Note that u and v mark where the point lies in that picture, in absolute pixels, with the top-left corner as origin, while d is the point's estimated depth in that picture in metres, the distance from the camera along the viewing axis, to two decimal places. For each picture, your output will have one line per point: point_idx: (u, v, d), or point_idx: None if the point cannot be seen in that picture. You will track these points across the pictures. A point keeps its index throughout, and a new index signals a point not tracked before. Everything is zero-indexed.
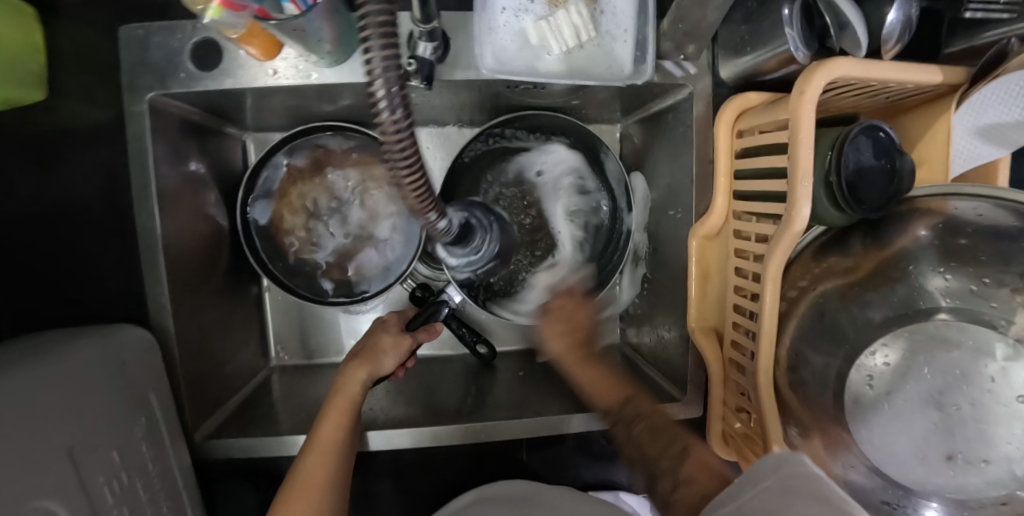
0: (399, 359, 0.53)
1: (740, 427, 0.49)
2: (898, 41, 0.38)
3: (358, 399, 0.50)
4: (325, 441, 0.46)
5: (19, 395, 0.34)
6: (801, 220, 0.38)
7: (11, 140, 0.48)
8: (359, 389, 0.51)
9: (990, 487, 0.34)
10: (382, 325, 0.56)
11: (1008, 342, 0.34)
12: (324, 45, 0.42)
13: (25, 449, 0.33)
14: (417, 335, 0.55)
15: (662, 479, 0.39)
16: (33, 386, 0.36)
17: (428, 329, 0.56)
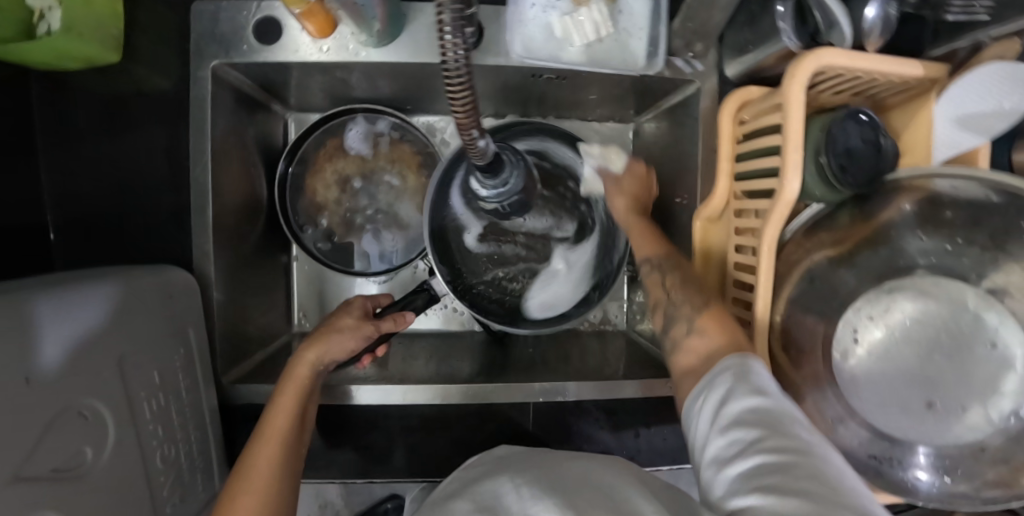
0: (354, 347, 0.50)
1: None
2: (879, 37, 0.43)
3: (305, 389, 0.47)
4: (274, 427, 0.43)
5: (90, 303, 0.38)
6: (791, 191, 0.42)
7: (89, 98, 0.54)
8: (309, 374, 0.48)
9: (965, 430, 0.39)
10: (345, 308, 0.53)
11: (980, 293, 0.39)
12: (375, 24, 0.48)
13: (75, 350, 0.36)
14: (382, 324, 0.52)
15: (677, 325, 0.42)
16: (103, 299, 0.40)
17: (396, 319, 0.53)
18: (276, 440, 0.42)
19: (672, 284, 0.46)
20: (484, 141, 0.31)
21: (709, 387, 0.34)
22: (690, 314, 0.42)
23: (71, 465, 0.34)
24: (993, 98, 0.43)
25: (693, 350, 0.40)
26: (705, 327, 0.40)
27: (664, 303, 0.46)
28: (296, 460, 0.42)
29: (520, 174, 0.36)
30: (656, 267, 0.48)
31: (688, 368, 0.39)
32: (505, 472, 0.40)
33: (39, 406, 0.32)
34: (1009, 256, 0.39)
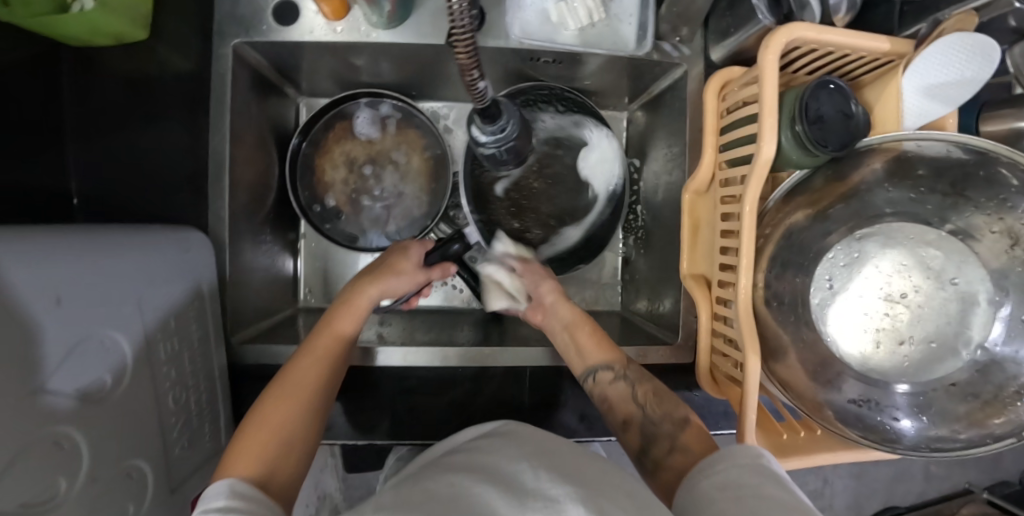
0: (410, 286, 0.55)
1: (726, 370, 0.54)
2: (845, 14, 0.48)
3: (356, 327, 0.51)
4: (322, 350, 0.48)
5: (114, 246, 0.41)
6: (767, 153, 0.45)
7: (115, 73, 0.58)
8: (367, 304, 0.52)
9: (937, 363, 0.43)
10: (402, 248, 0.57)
11: (942, 234, 0.44)
12: (384, 7, 0.52)
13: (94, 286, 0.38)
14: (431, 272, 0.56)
15: (658, 441, 0.46)
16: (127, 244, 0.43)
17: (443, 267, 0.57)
18: (320, 365, 0.47)
19: (646, 400, 0.49)
20: (483, 84, 0.34)
21: (721, 471, 0.37)
22: (673, 432, 0.47)
23: (93, 388, 0.38)
24: (956, 68, 0.47)
25: (677, 465, 0.44)
26: (689, 446, 0.45)
27: (637, 420, 0.49)
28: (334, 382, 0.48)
29: (516, 122, 0.39)
30: (614, 375, 0.51)
31: (671, 486, 0.43)
32: (508, 448, 0.39)
33: (59, 332, 0.36)
34: (969, 202, 0.43)
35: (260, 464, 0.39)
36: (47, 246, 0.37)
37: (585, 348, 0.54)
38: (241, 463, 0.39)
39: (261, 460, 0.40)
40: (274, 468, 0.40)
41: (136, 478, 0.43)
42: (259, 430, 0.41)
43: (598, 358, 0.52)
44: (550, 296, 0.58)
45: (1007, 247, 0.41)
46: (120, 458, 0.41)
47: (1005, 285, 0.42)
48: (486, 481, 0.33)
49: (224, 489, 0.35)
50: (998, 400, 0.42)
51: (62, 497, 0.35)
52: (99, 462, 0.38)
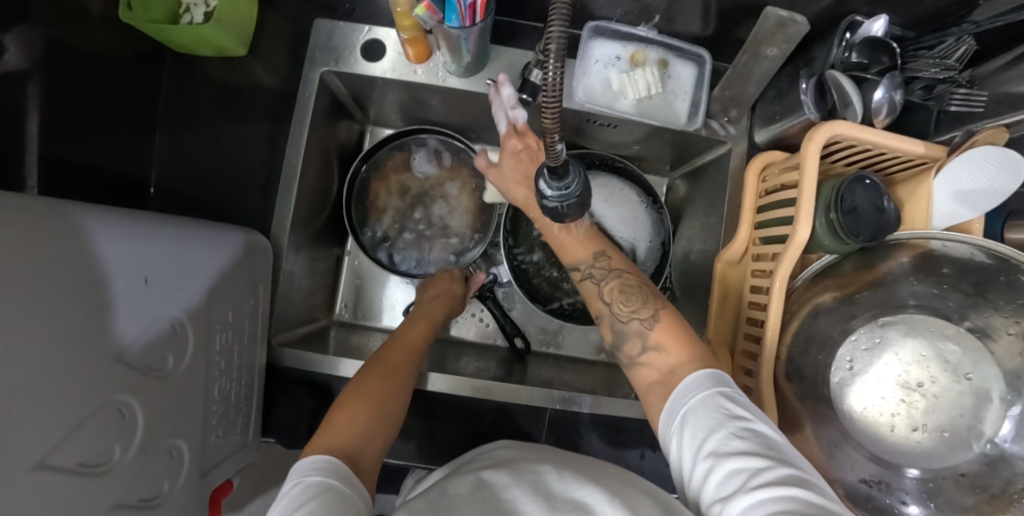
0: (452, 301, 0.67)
1: None
2: (886, 116, 0.51)
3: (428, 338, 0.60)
4: (391, 361, 0.53)
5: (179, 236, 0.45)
6: (800, 236, 0.48)
7: (212, 82, 0.64)
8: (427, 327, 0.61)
9: (950, 453, 0.44)
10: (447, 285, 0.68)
11: (962, 329, 0.46)
12: (466, 57, 0.58)
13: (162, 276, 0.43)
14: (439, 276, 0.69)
15: (630, 345, 0.47)
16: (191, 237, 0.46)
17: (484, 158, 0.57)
18: (389, 371, 0.52)
19: (613, 296, 0.50)
20: (559, 146, 0.38)
21: (682, 417, 0.39)
22: (643, 329, 0.47)
23: (156, 367, 0.42)
24: (983, 178, 0.51)
25: (652, 363, 0.45)
26: (660, 342, 0.45)
27: (608, 316, 0.50)
28: (404, 390, 0.52)
29: (581, 182, 0.43)
30: (586, 272, 0.53)
31: (649, 385, 0.44)
32: (536, 455, 0.41)
33: (136, 311, 0.40)
34: (989, 303, 0.45)
35: (345, 441, 0.43)
36: (151, 228, 0.44)
37: (568, 246, 0.54)
38: (340, 427, 0.44)
39: (348, 441, 0.43)
40: (355, 448, 0.43)
41: (175, 457, 0.46)
42: (343, 414, 0.46)
43: (583, 255, 0.53)
44: (517, 193, 0.56)
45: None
46: (165, 435, 0.44)
47: (1019, 385, 0.43)
48: (520, 483, 0.35)
49: (315, 464, 0.39)
50: (1007, 494, 0.42)
51: (114, 461, 0.38)
52: (147, 436, 0.41)
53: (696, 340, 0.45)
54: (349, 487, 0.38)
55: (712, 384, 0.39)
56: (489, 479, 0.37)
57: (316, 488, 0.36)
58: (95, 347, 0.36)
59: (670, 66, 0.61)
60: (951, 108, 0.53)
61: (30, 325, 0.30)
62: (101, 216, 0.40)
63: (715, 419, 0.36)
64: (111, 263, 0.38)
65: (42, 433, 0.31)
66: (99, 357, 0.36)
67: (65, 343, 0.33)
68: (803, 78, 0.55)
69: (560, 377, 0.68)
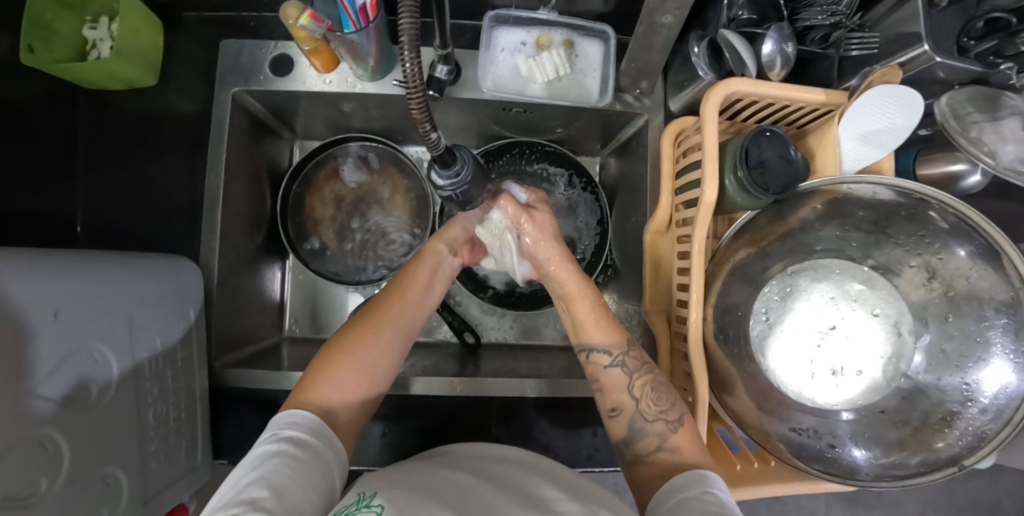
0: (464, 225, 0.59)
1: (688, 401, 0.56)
2: (780, 69, 0.52)
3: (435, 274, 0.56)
4: (387, 308, 0.51)
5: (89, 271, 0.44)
6: (710, 196, 0.48)
7: (129, 115, 0.64)
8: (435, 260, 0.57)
9: (870, 390, 0.46)
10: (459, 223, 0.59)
11: (866, 269, 0.48)
12: (370, 60, 0.58)
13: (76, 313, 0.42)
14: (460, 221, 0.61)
15: (646, 441, 0.46)
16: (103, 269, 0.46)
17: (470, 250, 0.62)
18: (381, 321, 0.50)
19: (643, 391, 0.47)
20: (434, 135, 0.38)
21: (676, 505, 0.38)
22: (666, 430, 0.45)
23: (79, 397, 0.42)
24: (886, 116, 0.51)
25: (661, 463, 0.44)
26: (677, 445, 0.45)
27: (629, 411, 0.47)
28: (398, 343, 0.50)
29: (470, 168, 0.43)
30: (612, 360, 0.49)
31: (651, 480, 0.44)
32: (509, 460, 0.47)
33: (52, 347, 0.40)
34: (889, 238, 0.47)
35: (322, 398, 0.44)
36: (54, 262, 0.42)
37: (588, 325, 0.51)
38: (322, 384, 0.45)
39: (328, 398, 0.44)
40: (333, 404, 0.45)
41: (112, 485, 0.46)
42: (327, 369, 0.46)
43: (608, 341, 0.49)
44: (554, 264, 0.53)
45: (926, 280, 0.46)
46: (98, 463, 0.44)
47: (924, 315, 0.46)
48: (500, 490, 0.40)
49: (289, 418, 0.41)
50: (927, 425, 0.44)
51: (40, 494, 0.38)
52: (76, 467, 0.41)
53: (705, 450, 0.45)
54: (317, 454, 0.39)
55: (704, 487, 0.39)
56: (459, 477, 0.42)
57: (289, 441, 0.39)
58: (14, 381, 0.36)
59: (576, 45, 0.62)
60: (851, 52, 0.53)
61: None
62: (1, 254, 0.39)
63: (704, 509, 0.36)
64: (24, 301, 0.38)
65: None
66: (15, 392, 0.36)
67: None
68: (693, 44, 0.55)
69: (510, 366, 0.69)
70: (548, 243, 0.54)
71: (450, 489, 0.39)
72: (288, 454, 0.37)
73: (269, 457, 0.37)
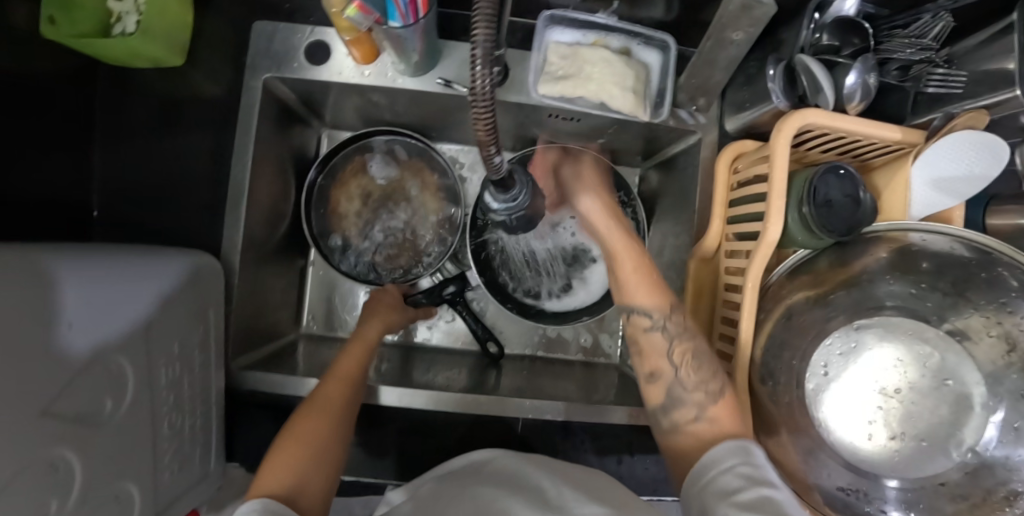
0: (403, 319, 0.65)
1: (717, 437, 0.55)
2: (859, 102, 0.48)
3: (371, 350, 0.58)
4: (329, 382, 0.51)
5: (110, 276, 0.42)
6: (771, 234, 0.46)
7: (151, 95, 0.60)
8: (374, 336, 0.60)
9: (928, 462, 0.44)
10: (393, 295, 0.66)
11: (941, 333, 0.45)
12: (414, 56, 0.54)
13: (100, 319, 0.40)
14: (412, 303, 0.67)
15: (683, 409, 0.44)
16: (123, 272, 0.44)
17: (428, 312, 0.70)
18: (321, 413, 0.47)
19: (683, 359, 0.46)
20: (498, 158, 0.35)
21: (709, 477, 0.37)
22: (705, 402, 0.43)
23: (91, 408, 0.39)
24: (963, 164, 0.47)
25: (697, 435, 0.42)
26: (716, 417, 0.42)
27: (668, 377, 0.46)
28: (342, 431, 0.48)
29: (529, 193, 0.40)
30: (655, 323, 0.48)
31: (690, 451, 0.42)
32: (533, 465, 0.44)
33: (73, 355, 0.38)
34: (969, 302, 0.44)
35: (280, 489, 0.40)
36: (71, 264, 0.40)
37: (632, 285, 0.51)
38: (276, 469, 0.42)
39: (286, 483, 0.41)
40: (294, 487, 0.41)
41: (125, 501, 0.43)
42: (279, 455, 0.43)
43: (652, 303, 0.49)
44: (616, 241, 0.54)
45: (1003, 352, 0.43)
46: (113, 476, 0.41)
47: (1001, 389, 0.43)
48: (516, 497, 0.37)
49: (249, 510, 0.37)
50: (988, 503, 0.42)
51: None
52: (89, 481, 0.39)
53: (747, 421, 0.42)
54: None
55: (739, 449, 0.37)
56: (481, 494, 0.39)
57: None
58: (27, 397, 0.33)
59: (634, 54, 0.58)
60: (926, 90, 0.49)
61: None
62: (27, 259, 0.37)
63: (739, 480, 0.35)
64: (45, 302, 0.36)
65: None
66: (30, 409, 0.34)
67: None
68: (770, 64, 0.50)
69: (534, 383, 0.67)
70: (612, 224, 0.55)
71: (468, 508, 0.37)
72: None
73: None
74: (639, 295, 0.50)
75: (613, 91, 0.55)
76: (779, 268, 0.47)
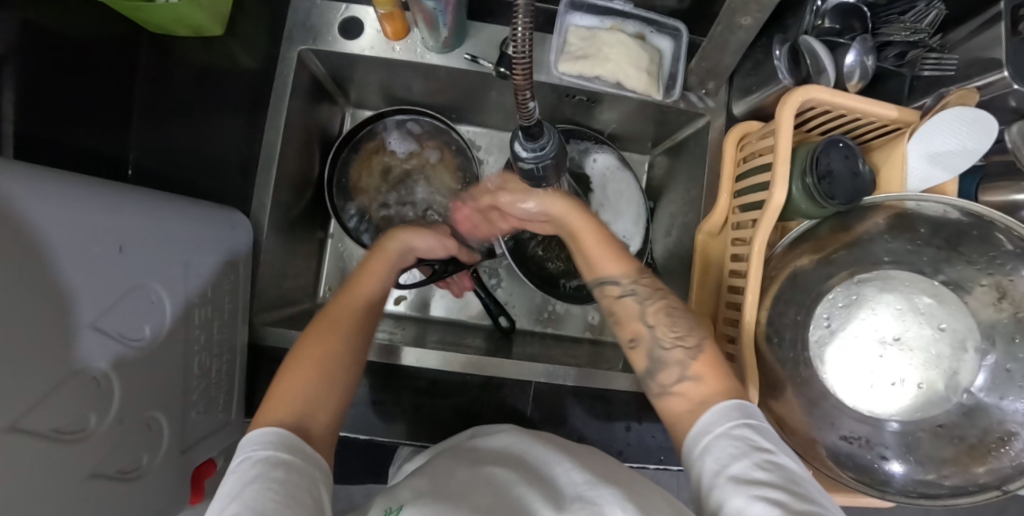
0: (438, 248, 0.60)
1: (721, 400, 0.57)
2: (857, 81, 0.52)
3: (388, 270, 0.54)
4: (339, 312, 0.48)
5: (152, 212, 0.45)
6: (777, 200, 0.48)
7: (190, 63, 0.64)
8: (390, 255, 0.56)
9: (926, 403, 0.47)
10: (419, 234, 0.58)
11: (935, 283, 0.48)
12: (443, 33, 0.58)
13: (143, 250, 0.43)
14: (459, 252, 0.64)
15: (669, 373, 0.44)
16: (163, 212, 0.46)
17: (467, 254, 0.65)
18: (337, 335, 0.46)
19: (656, 318, 0.46)
20: (531, 104, 0.38)
21: (702, 448, 0.37)
22: (685, 358, 0.44)
23: (133, 335, 0.41)
24: (958, 138, 0.50)
25: (686, 393, 0.42)
26: (700, 373, 0.42)
27: (647, 340, 0.46)
28: (352, 358, 0.45)
29: (556, 144, 0.43)
30: (624, 288, 0.48)
31: (682, 411, 0.41)
32: (531, 444, 0.43)
33: (114, 279, 0.39)
34: (961, 256, 0.47)
35: (291, 415, 0.39)
36: (117, 197, 0.42)
37: (598, 257, 0.50)
38: (283, 401, 0.40)
39: (295, 414, 0.39)
40: (305, 416, 0.40)
41: (154, 430, 0.46)
42: (287, 384, 0.42)
43: (617, 269, 0.48)
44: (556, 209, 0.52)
45: (994, 299, 0.46)
46: (142, 404, 0.43)
47: (992, 334, 0.46)
48: (524, 484, 0.36)
49: (264, 438, 0.36)
50: (983, 444, 0.45)
51: (90, 430, 0.38)
52: (125, 408, 0.41)
53: (735, 376, 0.42)
54: (299, 467, 0.35)
55: (737, 410, 0.38)
56: (499, 474, 0.38)
57: (265, 463, 0.34)
58: (75, 311, 0.36)
59: (648, 39, 0.62)
60: (924, 73, 0.54)
61: (19, 282, 0.30)
62: (82, 184, 0.39)
63: (735, 449, 0.35)
64: (94, 224, 0.38)
65: (16, 396, 0.30)
66: (77, 321, 0.36)
67: (50, 299, 0.33)
68: (776, 45, 0.55)
69: (546, 354, 0.69)
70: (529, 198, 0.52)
71: (473, 488, 0.36)
72: (269, 476, 0.33)
73: (251, 484, 0.33)
74: (607, 265, 0.49)
75: (629, 71, 0.59)
76: (784, 236, 0.49)
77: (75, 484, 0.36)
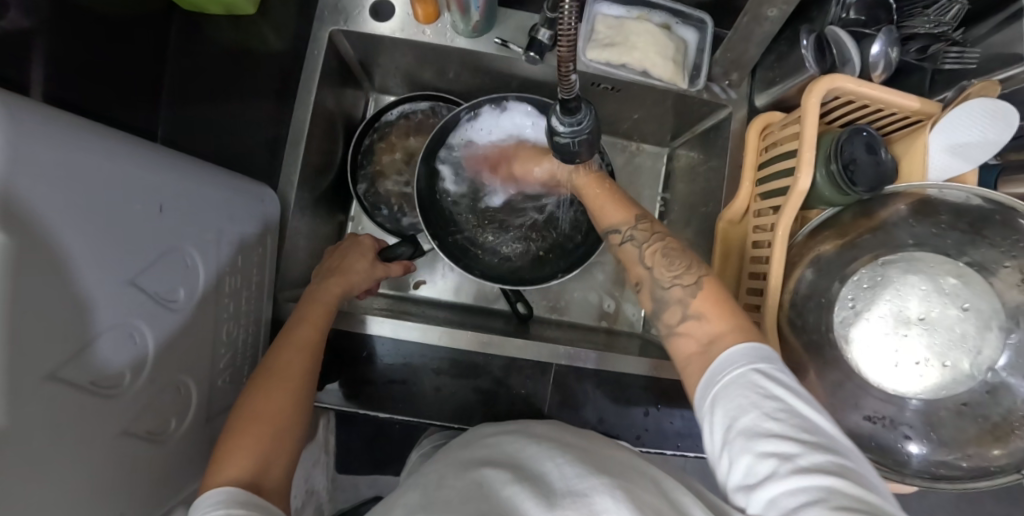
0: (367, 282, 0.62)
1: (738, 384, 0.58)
2: (881, 71, 0.54)
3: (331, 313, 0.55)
4: (284, 357, 0.48)
5: (189, 178, 0.45)
6: (800, 187, 0.50)
7: (220, 41, 0.65)
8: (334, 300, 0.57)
9: (951, 382, 0.47)
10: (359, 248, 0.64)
11: (960, 265, 0.48)
12: (474, 17, 0.59)
13: (180, 214, 0.43)
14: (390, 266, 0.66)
15: (671, 313, 0.45)
16: (199, 177, 0.46)
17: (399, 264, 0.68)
18: (288, 381, 0.46)
19: (652, 261, 0.48)
20: (574, 76, 0.37)
21: (713, 396, 0.38)
22: (684, 296, 0.44)
23: (169, 298, 0.41)
24: (976, 130, 0.51)
25: (690, 333, 0.43)
26: (703, 310, 0.43)
27: (647, 282, 0.48)
28: (305, 400, 0.47)
29: (592, 119, 0.44)
30: (625, 235, 0.51)
31: (690, 352, 0.42)
32: (526, 441, 0.43)
33: (153, 239, 0.40)
34: (985, 239, 0.48)
35: (245, 474, 0.40)
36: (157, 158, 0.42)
37: (603, 209, 0.54)
38: (236, 452, 0.41)
39: (245, 473, 0.40)
40: (262, 472, 0.41)
41: (184, 395, 0.46)
42: (238, 440, 0.42)
43: (618, 217, 0.52)
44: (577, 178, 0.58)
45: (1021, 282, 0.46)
46: (173, 367, 0.43)
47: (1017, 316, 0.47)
48: (517, 479, 0.36)
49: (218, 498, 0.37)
50: (1006, 424, 0.46)
51: (125, 388, 0.38)
52: (158, 370, 0.41)
53: (740, 311, 0.42)
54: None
55: (749, 355, 0.38)
56: (485, 475, 0.38)
57: None
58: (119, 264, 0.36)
59: (673, 29, 0.63)
60: (944, 67, 0.56)
61: (68, 229, 0.30)
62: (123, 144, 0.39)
63: (746, 400, 0.36)
64: (136, 183, 0.38)
65: (59, 344, 0.30)
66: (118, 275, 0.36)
67: (96, 250, 0.33)
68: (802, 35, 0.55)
69: (564, 340, 0.70)
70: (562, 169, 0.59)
71: (464, 491, 0.36)
72: None
73: None
74: (613, 215, 0.53)
75: (655, 59, 0.61)
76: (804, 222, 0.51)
77: (107, 441, 0.36)
